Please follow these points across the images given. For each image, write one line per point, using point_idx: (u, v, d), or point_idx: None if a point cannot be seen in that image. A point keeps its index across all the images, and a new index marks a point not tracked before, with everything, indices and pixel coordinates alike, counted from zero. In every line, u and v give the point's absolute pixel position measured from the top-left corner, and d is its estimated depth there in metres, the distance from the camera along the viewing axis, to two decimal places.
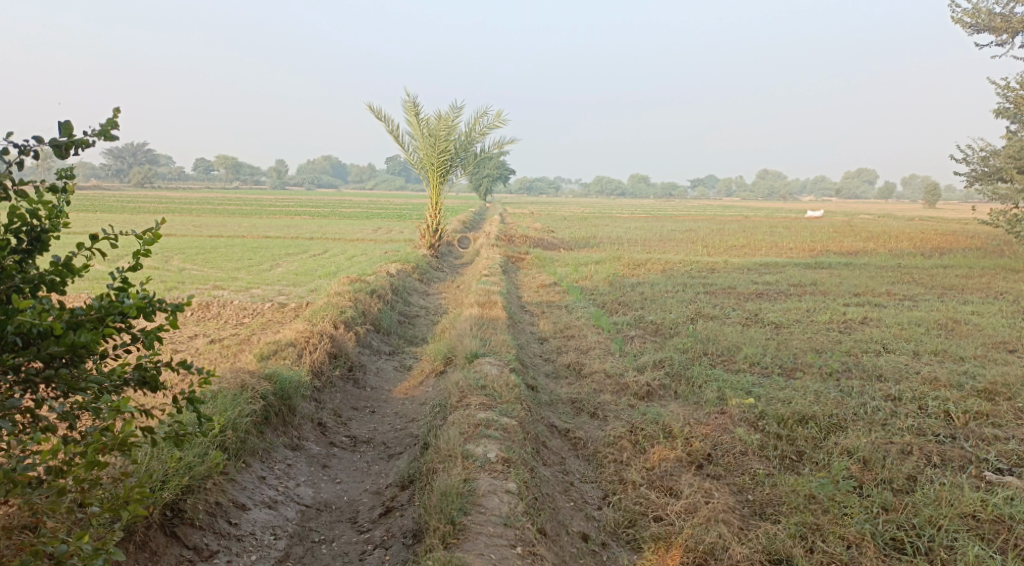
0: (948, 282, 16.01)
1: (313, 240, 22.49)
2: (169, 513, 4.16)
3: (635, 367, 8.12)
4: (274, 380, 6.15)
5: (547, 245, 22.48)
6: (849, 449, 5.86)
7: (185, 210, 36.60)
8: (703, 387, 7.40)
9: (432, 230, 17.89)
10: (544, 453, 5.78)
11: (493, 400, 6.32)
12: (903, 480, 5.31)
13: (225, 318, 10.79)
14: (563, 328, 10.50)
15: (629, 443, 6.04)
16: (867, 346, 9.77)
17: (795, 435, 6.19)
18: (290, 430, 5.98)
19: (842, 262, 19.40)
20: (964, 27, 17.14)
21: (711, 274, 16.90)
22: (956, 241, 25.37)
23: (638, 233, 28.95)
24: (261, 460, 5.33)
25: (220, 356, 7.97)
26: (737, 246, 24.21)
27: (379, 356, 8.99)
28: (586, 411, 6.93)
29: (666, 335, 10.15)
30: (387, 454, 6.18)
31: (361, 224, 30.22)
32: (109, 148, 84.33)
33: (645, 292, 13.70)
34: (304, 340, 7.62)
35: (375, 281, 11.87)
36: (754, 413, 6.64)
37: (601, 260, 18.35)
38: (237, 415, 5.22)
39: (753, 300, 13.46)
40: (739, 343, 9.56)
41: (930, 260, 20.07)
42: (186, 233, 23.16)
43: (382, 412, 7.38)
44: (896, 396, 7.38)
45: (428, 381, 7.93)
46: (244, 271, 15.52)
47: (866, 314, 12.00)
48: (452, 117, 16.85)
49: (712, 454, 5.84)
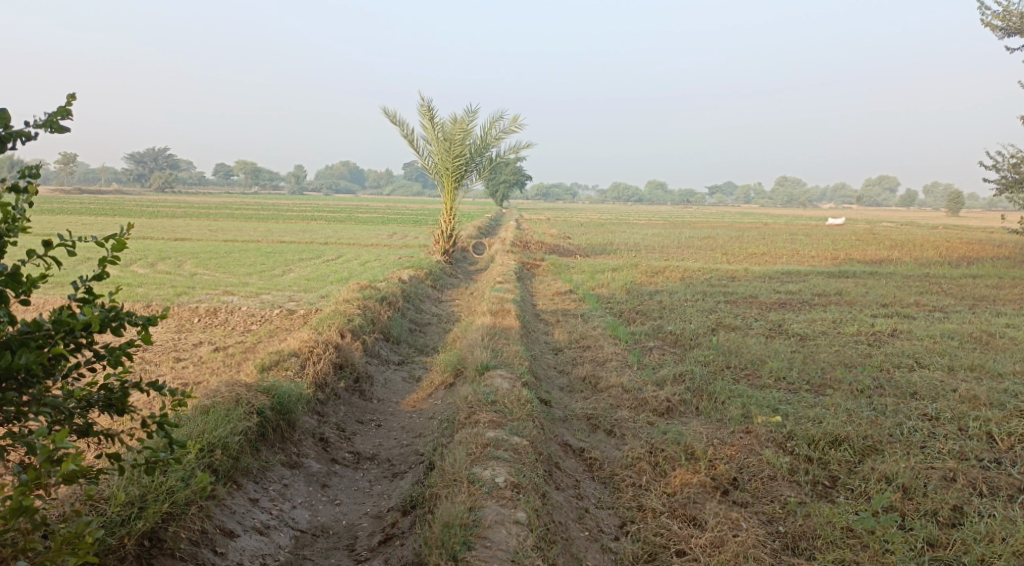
0: (978, 293, 15.46)
1: (328, 245, 22.23)
2: (147, 544, 3.84)
3: (655, 381, 7.72)
4: (272, 394, 5.78)
5: (564, 252, 22.09)
6: (887, 475, 5.44)
7: (203, 214, 36.60)
8: (726, 404, 6.98)
9: (446, 236, 17.56)
10: (557, 476, 5.40)
11: (503, 417, 5.94)
12: (949, 512, 4.90)
13: (232, 325, 10.50)
14: (579, 339, 10.11)
15: (649, 465, 5.64)
16: (899, 360, 9.30)
17: (828, 458, 5.77)
18: (288, 447, 5.64)
19: (867, 271, 18.86)
20: (994, 30, 16.63)
21: (732, 282, 16.44)
22: (983, 250, 24.68)
23: (656, 239, 28.49)
24: (254, 481, 4.99)
25: (222, 366, 7.64)
26: (758, 254, 23.74)
27: (387, 366, 8.65)
28: (602, 428, 6.55)
29: (686, 347, 9.75)
30: (391, 473, 5.82)
31: (377, 229, 29.99)
32: (131, 153, 84.94)
33: (664, 301, 13.29)
34: (308, 350, 7.28)
35: (386, 287, 11.55)
36: (782, 433, 6.22)
37: (618, 268, 17.93)
38: (228, 433, 4.88)
39: (776, 310, 13.01)
40: (764, 356, 9.12)
41: (957, 270, 19.47)
42: (200, 238, 23.01)
43: (388, 426, 7.04)
44: (932, 416, 6.94)
45: (437, 394, 7.57)
46: (255, 276, 15.28)
47: (895, 327, 11.52)
48: (468, 120, 16.54)
49: (739, 478, 5.44)
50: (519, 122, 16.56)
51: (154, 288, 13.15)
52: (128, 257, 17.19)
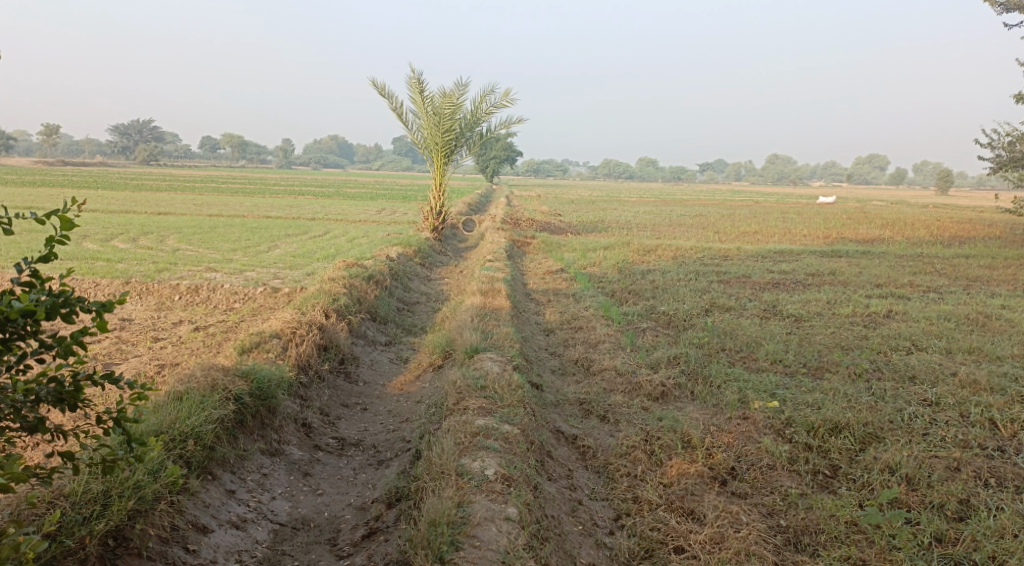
0: (972, 273, 15.33)
1: (315, 221, 21.86)
2: (111, 543, 3.65)
3: (648, 364, 7.50)
4: (251, 378, 5.52)
5: (555, 229, 21.84)
6: (890, 465, 5.26)
7: (189, 188, 36.01)
8: (722, 388, 6.78)
9: (435, 212, 17.23)
10: (549, 465, 5.19)
11: (494, 403, 5.69)
12: (956, 506, 4.73)
13: (215, 303, 10.21)
14: (571, 319, 9.87)
15: (644, 454, 5.43)
16: (896, 342, 9.12)
17: (828, 447, 5.59)
18: (268, 433, 5.40)
19: (859, 251, 18.68)
20: (992, 6, 16.36)
21: (724, 261, 16.24)
22: (974, 230, 24.55)
23: (647, 217, 28.25)
24: (231, 471, 4.77)
25: (202, 347, 7.38)
26: (750, 232, 23.53)
27: (373, 347, 8.39)
28: (595, 414, 6.34)
29: (680, 328, 9.54)
30: (377, 460, 5.60)
31: (365, 205, 29.57)
32: (116, 125, 83.65)
33: (656, 280, 13.06)
34: (290, 331, 7.02)
35: (373, 265, 11.26)
36: (780, 419, 6.02)
37: (610, 246, 17.68)
38: (201, 422, 4.66)
39: (770, 290, 12.81)
40: (759, 338, 8.91)
41: (950, 249, 19.31)
42: (185, 213, 22.59)
43: (374, 410, 6.80)
44: (933, 401, 6.76)
45: (425, 376, 7.32)
46: (240, 253, 14.94)
47: (890, 308, 11.33)
48: (458, 94, 16.16)
49: (737, 467, 5.25)
50: (510, 96, 16.19)
51: (136, 263, 12.81)
52: (110, 232, 16.79)
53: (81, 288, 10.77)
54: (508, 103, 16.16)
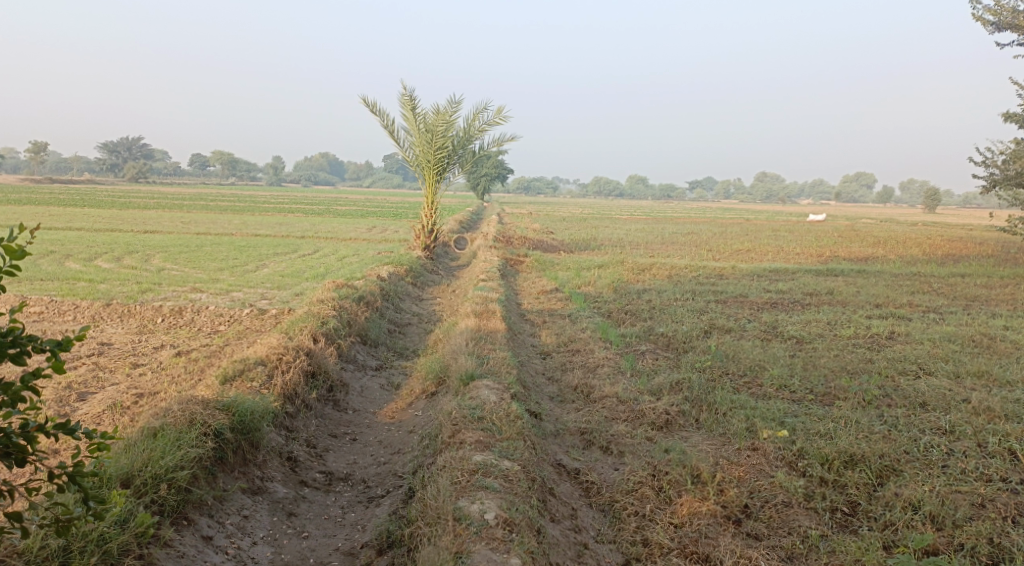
0: (970, 293, 15.13)
1: (305, 239, 21.49)
2: None
3: (650, 391, 7.16)
4: (232, 411, 5.18)
5: (547, 247, 21.60)
6: (912, 502, 4.98)
7: (177, 205, 35.60)
8: (729, 416, 6.46)
9: (427, 230, 16.94)
10: (552, 504, 4.91)
11: (491, 436, 5.38)
12: (989, 549, 4.56)
13: (199, 326, 9.85)
14: (567, 342, 9.55)
15: (652, 491, 5.16)
16: (903, 366, 8.83)
17: (845, 481, 5.29)
18: (251, 470, 5.07)
19: (854, 269, 18.50)
20: (985, 25, 16.29)
21: (720, 280, 16.00)
22: (966, 248, 24.42)
23: (639, 234, 28.19)
24: (209, 514, 4.47)
25: (184, 374, 7.05)
26: (743, 250, 23.35)
27: (363, 372, 8.02)
28: (597, 445, 6.03)
29: (680, 351, 9.24)
30: (368, 496, 5.27)
31: (355, 222, 29.27)
32: (105, 142, 83.07)
33: (653, 300, 12.78)
34: (276, 357, 6.70)
35: (363, 285, 10.94)
36: (792, 450, 5.71)
37: (604, 264, 17.41)
38: (176, 463, 4.40)
39: (769, 310, 12.54)
40: (763, 361, 8.61)
41: (944, 268, 19.14)
42: (172, 230, 22.19)
43: (364, 440, 6.44)
44: (947, 429, 6.45)
45: (417, 404, 6.99)
46: (227, 272, 14.59)
47: (892, 329, 11.07)
48: (450, 111, 15.91)
49: (750, 505, 5.00)
50: (502, 113, 15.95)
51: (118, 283, 12.44)
52: (95, 251, 16.39)
53: (61, 309, 10.40)
54: (501, 121, 15.93)
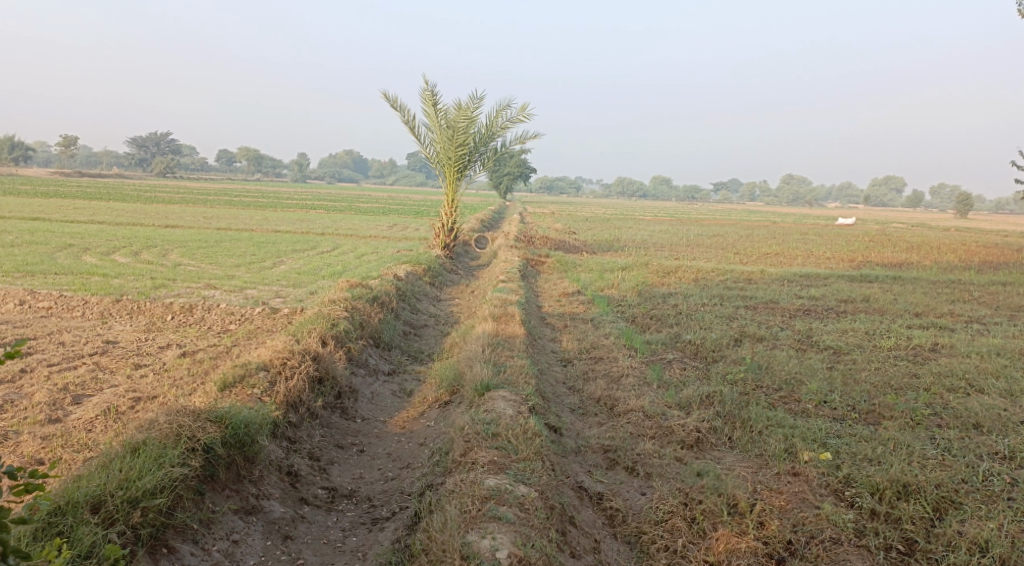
0: (1014, 302, 14.39)
1: (324, 236, 21.14)
2: None
3: (679, 404, 6.63)
4: (226, 423, 4.77)
5: (570, 248, 21.07)
6: (977, 542, 4.50)
7: (200, 200, 35.52)
8: (765, 436, 5.93)
9: (447, 229, 16.48)
10: (572, 536, 4.47)
11: (507, 456, 4.91)
12: None
13: (208, 324, 9.46)
14: (590, 349, 9.05)
15: (685, 523, 4.68)
16: (952, 382, 8.21)
17: (899, 514, 4.77)
18: (245, 487, 4.66)
19: (890, 275, 17.79)
20: None
21: (749, 285, 15.42)
22: (1004, 254, 23.52)
23: (665, 236, 27.57)
24: (192, 542, 4.13)
25: (187, 377, 6.67)
26: (773, 254, 22.65)
27: (375, 378, 7.57)
28: (623, 465, 5.54)
29: (710, 361, 8.71)
30: (372, 517, 4.82)
31: (376, 220, 28.88)
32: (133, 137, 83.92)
33: (680, 305, 12.22)
34: (280, 362, 6.28)
35: (379, 284, 10.51)
36: (838, 476, 5.18)
37: (628, 267, 16.86)
38: (154, 485, 4.08)
39: (802, 318, 11.94)
40: (799, 374, 8.05)
41: (985, 276, 18.33)
42: (192, 225, 21.94)
43: (372, 452, 5.98)
44: (1007, 455, 5.88)
45: (430, 413, 6.51)
46: (243, 269, 14.23)
47: (935, 340, 10.43)
48: (473, 107, 15.46)
49: (795, 541, 4.52)
50: (526, 110, 15.45)
51: (132, 279, 12.11)
52: (113, 245, 16.11)
53: (70, 305, 10.06)
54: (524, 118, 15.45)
